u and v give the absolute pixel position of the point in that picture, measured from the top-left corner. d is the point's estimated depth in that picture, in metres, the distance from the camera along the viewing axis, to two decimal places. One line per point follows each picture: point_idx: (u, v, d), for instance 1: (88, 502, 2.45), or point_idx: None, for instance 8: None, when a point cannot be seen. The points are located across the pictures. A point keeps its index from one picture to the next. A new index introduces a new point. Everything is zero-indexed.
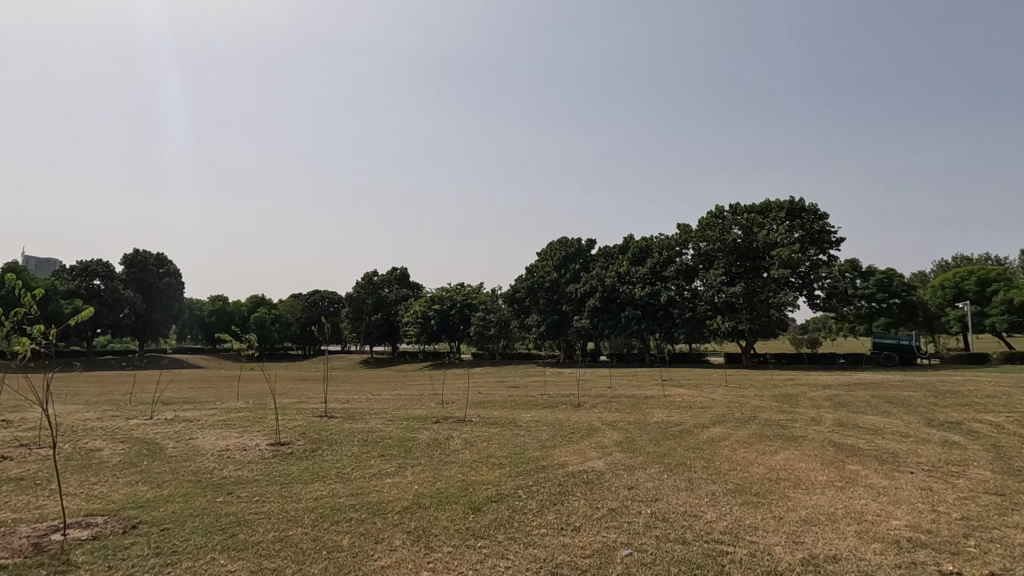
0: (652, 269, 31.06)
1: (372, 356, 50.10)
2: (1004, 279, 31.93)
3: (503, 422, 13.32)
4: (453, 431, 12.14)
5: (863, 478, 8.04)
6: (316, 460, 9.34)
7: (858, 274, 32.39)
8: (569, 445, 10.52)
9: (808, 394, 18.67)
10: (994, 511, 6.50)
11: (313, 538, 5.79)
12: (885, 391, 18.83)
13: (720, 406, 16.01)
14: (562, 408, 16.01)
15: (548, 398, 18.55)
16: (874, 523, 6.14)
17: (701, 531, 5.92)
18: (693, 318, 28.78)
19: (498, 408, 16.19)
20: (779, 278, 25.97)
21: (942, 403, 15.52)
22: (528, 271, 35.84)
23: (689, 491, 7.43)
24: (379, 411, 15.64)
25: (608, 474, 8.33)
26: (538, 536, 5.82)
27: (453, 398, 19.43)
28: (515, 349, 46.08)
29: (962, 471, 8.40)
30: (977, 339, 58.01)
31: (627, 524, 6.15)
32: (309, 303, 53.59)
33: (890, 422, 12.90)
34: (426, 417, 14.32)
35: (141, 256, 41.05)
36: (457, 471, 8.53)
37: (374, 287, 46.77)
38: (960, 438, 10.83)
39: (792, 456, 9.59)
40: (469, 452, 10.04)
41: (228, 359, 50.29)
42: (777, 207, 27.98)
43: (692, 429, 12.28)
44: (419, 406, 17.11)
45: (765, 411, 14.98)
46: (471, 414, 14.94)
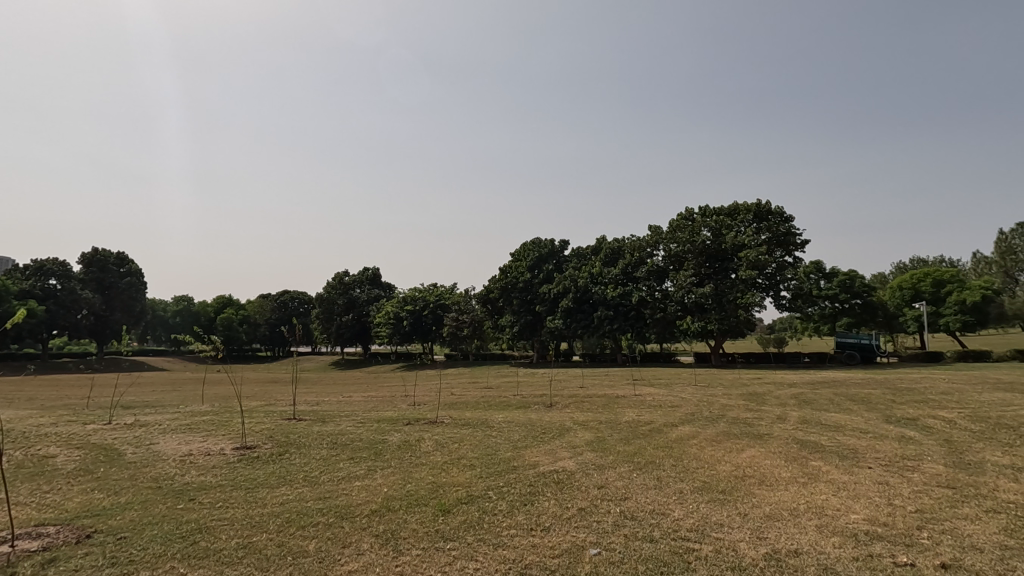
0: (624, 269, 31.33)
1: (343, 358, 49.33)
2: (958, 281, 33.40)
3: (475, 424, 13.20)
4: (424, 432, 11.94)
5: (824, 474, 8.18)
6: (282, 464, 9.05)
7: (822, 274, 33.22)
8: (540, 445, 10.46)
9: (774, 392, 19.10)
10: (945, 504, 6.67)
11: (277, 543, 5.58)
12: (848, 389, 19.38)
13: (689, 405, 16.23)
14: (535, 408, 15.94)
15: (520, 398, 18.53)
16: (834, 518, 6.23)
17: (668, 529, 5.91)
18: (664, 318, 29.13)
19: (470, 410, 16.06)
20: (746, 279, 26.49)
21: (900, 400, 16.04)
22: (501, 271, 35.54)
23: (658, 489, 7.42)
24: (350, 414, 15.38)
25: (579, 474, 8.28)
26: (507, 537, 5.73)
27: (426, 399, 19.19)
28: (488, 350, 45.90)
29: (916, 466, 8.63)
30: (933, 338, 60.30)
31: (597, 523, 6.10)
32: (279, 304, 53.46)
33: (850, 419, 13.25)
34: (397, 419, 14.07)
35: (100, 255, 39.52)
36: (427, 473, 8.37)
37: (345, 286, 45.92)
38: (916, 434, 11.15)
39: (758, 453, 9.70)
40: (439, 453, 9.86)
41: (192, 360, 48.77)
42: (745, 209, 28.51)
43: (662, 428, 12.35)
44: (390, 408, 16.86)
45: (732, 409, 15.25)
46: (443, 415, 14.77)
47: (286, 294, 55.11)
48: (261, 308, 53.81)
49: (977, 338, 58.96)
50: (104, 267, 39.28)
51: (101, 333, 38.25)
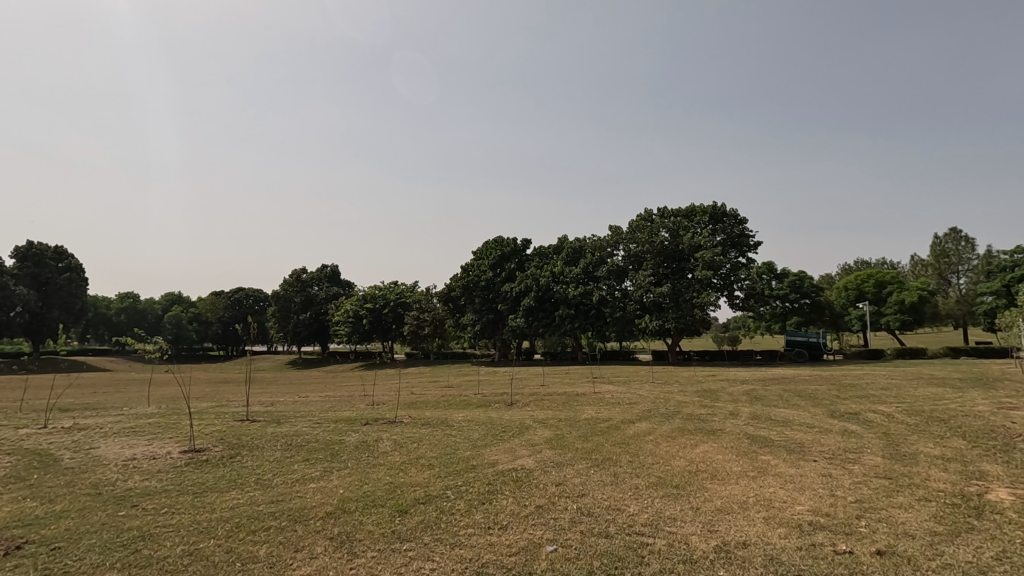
0: (585, 269, 31.65)
1: (299, 357, 47.95)
2: (898, 283, 35.31)
3: (435, 423, 13.02)
4: (383, 432, 11.70)
5: (772, 468, 8.42)
6: (233, 467, 8.66)
7: (774, 275, 34.38)
8: (500, 444, 10.37)
9: (728, 389, 19.65)
10: (882, 493, 6.95)
11: (226, 549, 5.31)
12: (796, 385, 20.15)
13: (646, 402, 16.49)
14: (495, 407, 15.84)
15: (481, 397, 18.40)
16: (780, 509, 6.39)
17: (623, 525, 5.92)
18: (623, 317, 29.54)
19: (430, 409, 15.85)
20: (702, 279, 27.28)
21: (844, 396, 16.75)
22: (464, 269, 35.17)
23: (614, 485, 7.47)
24: (306, 414, 14.91)
25: (537, 472, 8.25)
26: (464, 536, 5.64)
27: (385, 399, 18.84)
28: (449, 349, 45.50)
29: (857, 458, 9.00)
30: (874, 335, 63.41)
31: (554, 520, 6.07)
32: (234, 301, 50.78)
33: (798, 414, 13.73)
34: (355, 418, 13.74)
35: (36, 249, 37.04)
36: (385, 473, 8.18)
37: (303, 284, 44.59)
38: (857, 428, 11.64)
39: (710, 449, 9.91)
40: (397, 453, 9.65)
41: (137, 360, 46.37)
42: (701, 211, 29.42)
43: (619, 424, 12.48)
44: (348, 408, 16.43)
45: (687, 406, 15.59)
46: (402, 415, 14.48)
47: (240, 291, 52.48)
48: (212, 305, 51.33)
49: (913, 335, 62.48)
50: (40, 262, 36.79)
51: (37, 330, 35.99)
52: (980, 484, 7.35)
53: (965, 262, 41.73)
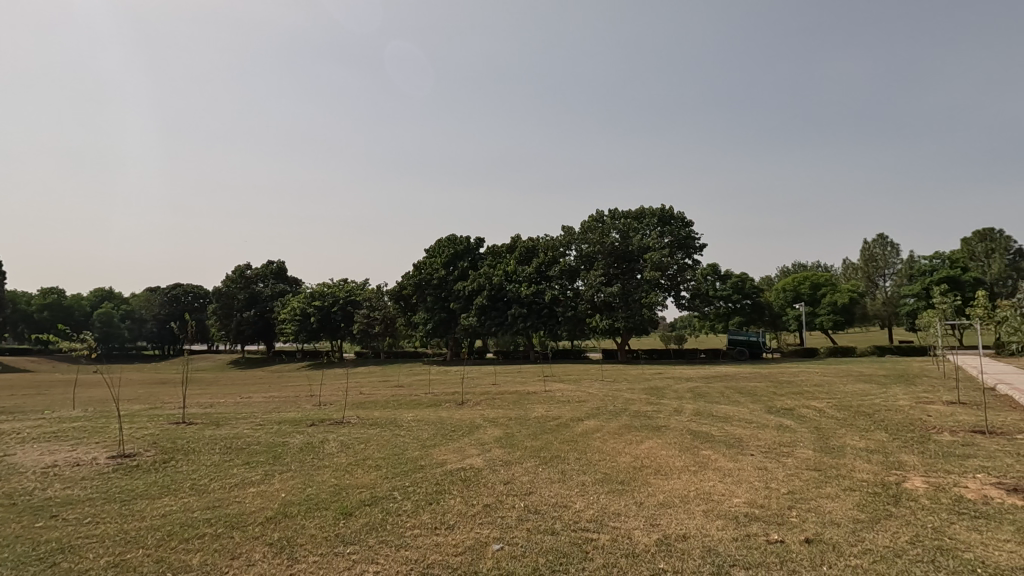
0: (538, 268, 31.74)
1: (241, 357, 45.96)
2: (830, 284, 37.58)
3: (384, 423, 12.70)
4: (330, 433, 11.31)
5: (712, 462, 8.61)
6: (166, 473, 8.09)
7: (719, 277, 34.95)
8: (449, 444, 10.17)
9: (674, 387, 20.14)
10: (812, 484, 7.11)
11: (155, 560, 4.81)
12: (737, 382, 20.89)
13: (596, 400, 16.67)
14: (446, 406, 15.63)
15: (432, 396, 18.11)
16: (719, 502, 6.42)
17: (568, 521, 5.76)
18: (574, 316, 29.85)
19: (379, 409, 15.48)
20: (651, 279, 28.08)
21: (780, 392, 17.50)
22: (416, 267, 34.56)
23: (561, 483, 7.43)
24: (248, 415, 14.27)
25: (486, 471, 8.12)
26: (410, 537, 5.29)
27: (332, 399, 18.27)
28: (399, 347, 44.73)
29: (790, 452, 9.33)
30: (809, 336, 66.94)
31: (501, 519, 5.83)
32: (171, 298, 48.88)
33: (737, 410, 14.21)
34: (300, 419, 13.22)
35: None
36: (331, 475, 7.84)
37: (247, 281, 42.72)
38: (791, 423, 12.13)
39: (655, 444, 10.07)
40: (344, 455, 9.32)
41: (62, 360, 43.20)
42: (650, 214, 30.29)
43: (569, 422, 12.52)
44: (293, 408, 15.88)
45: (634, 403, 15.86)
46: (350, 415, 14.07)
47: (179, 288, 50.01)
48: (148, 301, 48.68)
49: (844, 335, 66.63)
50: None
51: None
52: (898, 473, 7.64)
53: (890, 267, 44.60)
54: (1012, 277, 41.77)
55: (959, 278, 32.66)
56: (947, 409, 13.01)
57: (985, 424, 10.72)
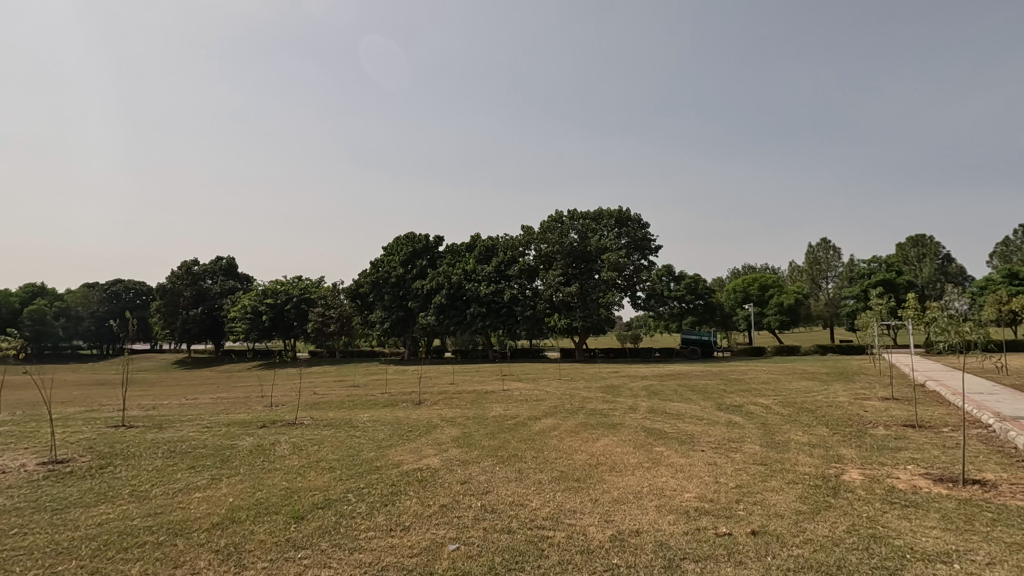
0: (497, 268, 31.67)
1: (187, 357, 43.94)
2: (778, 286, 39.15)
3: (338, 424, 12.37)
4: (282, 435, 10.93)
5: (664, 459, 8.79)
6: (103, 479, 7.62)
7: (673, 277, 36.04)
8: (405, 444, 10.02)
9: (629, 385, 20.51)
10: (758, 478, 7.35)
11: (89, 572, 4.50)
12: (690, 380, 21.46)
13: (553, 398, 16.77)
14: (402, 406, 15.38)
15: (389, 396, 17.79)
16: (670, 497, 6.55)
17: (525, 519, 5.74)
18: (533, 316, 29.93)
19: (334, 409, 15.07)
20: (608, 280, 28.54)
21: (730, 390, 18.09)
22: (373, 265, 33.90)
23: (518, 481, 7.42)
24: (194, 417, 13.60)
25: (443, 471, 8.02)
26: (364, 539, 5.15)
27: (284, 399, 17.70)
28: (355, 347, 43.75)
29: (739, 447, 9.64)
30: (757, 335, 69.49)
31: (457, 519, 5.77)
32: (110, 294, 46.33)
33: (690, 407, 14.59)
34: (250, 421, 12.72)
35: None
36: (282, 479, 7.58)
37: (194, 277, 40.87)
38: (740, 419, 12.54)
39: (610, 442, 10.21)
40: (297, 457, 9.02)
41: None
42: (608, 215, 30.77)
43: (526, 421, 12.55)
44: (243, 410, 15.28)
45: (591, 401, 16.04)
46: (303, 416, 13.64)
47: (119, 283, 47.47)
48: (85, 297, 46.01)
49: (789, 335, 69.64)
50: None
51: None
52: (837, 466, 8.00)
53: (832, 269, 46.90)
54: (940, 281, 44.59)
55: (893, 281, 34.61)
56: (882, 405, 13.75)
57: (915, 418, 11.37)
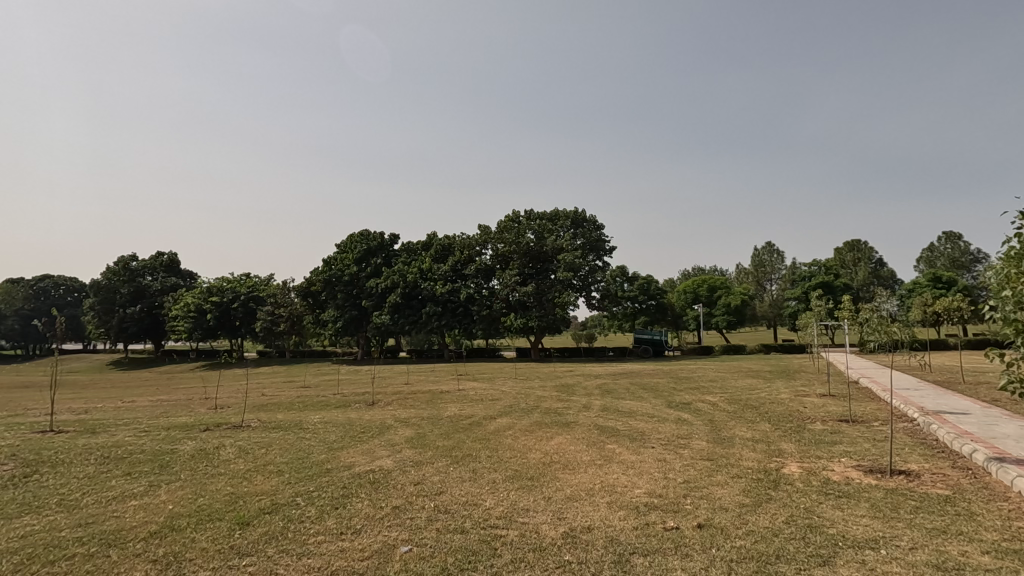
0: (453, 267, 31.53)
1: (123, 358, 41.66)
2: (725, 287, 40.69)
3: (287, 426, 12.07)
4: (226, 438, 10.58)
5: (617, 456, 9.03)
6: (28, 489, 7.19)
7: (626, 278, 36.88)
8: (357, 445, 9.90)
9: (583, 383, 20.91)
10: (705, 473, 7.67)
11: None
12: (641, 379, 22.05)
13: (508, 398, 16.88)
14: (354, 407, 15.14)
15: (340, 397, 17.47)
16: (621, 494, 6.74)
17: (478, 519, 5.78)
18: (489, 315, 29.88)
19: (283, 411, 14.68)
20: (563, 280, 28.97)
21: (680, 388, 18.70)
22: (325, 263, 33.15)
23: (472, 481, 7.47)
24: (131, 421, 12.97)
25: (395, 472, 7.98)
26: (313, 544, 5.06)
27: (230, 401, 17.11)
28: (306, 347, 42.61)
29: (687, 443, 10.01)
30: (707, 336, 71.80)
31: (410, 520, 5.75)
32: (37, 291, 43.83)
33: (641, 405, 15.00)
34: (192, 424, 12.25)
35: None
36: (226, 484, 7.34)
37: (132, 274, 38.86)
38: (688, 416, 13.01)
39: (564, 440, 10.40)
40: (242, 461, 8.77)
41: None
42: (564, 216, 31.23)
43: (481, 421, 12.60)
44: (184, 412, 14.66)
45: (546, 400, 16.26)
46: (250, 419, 13.22)
47: (47, 279, 45.18)
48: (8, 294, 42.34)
49: (736, 335, 72.38)
50: None
51: None
52: (778, 460, 8.44)
53: (776, 272, 49.22)
54: (873, 284, 47.47)
55: (831, 283, 36.62)
56: (820, 401, 14.54)
57: (849, 414, 12.09)
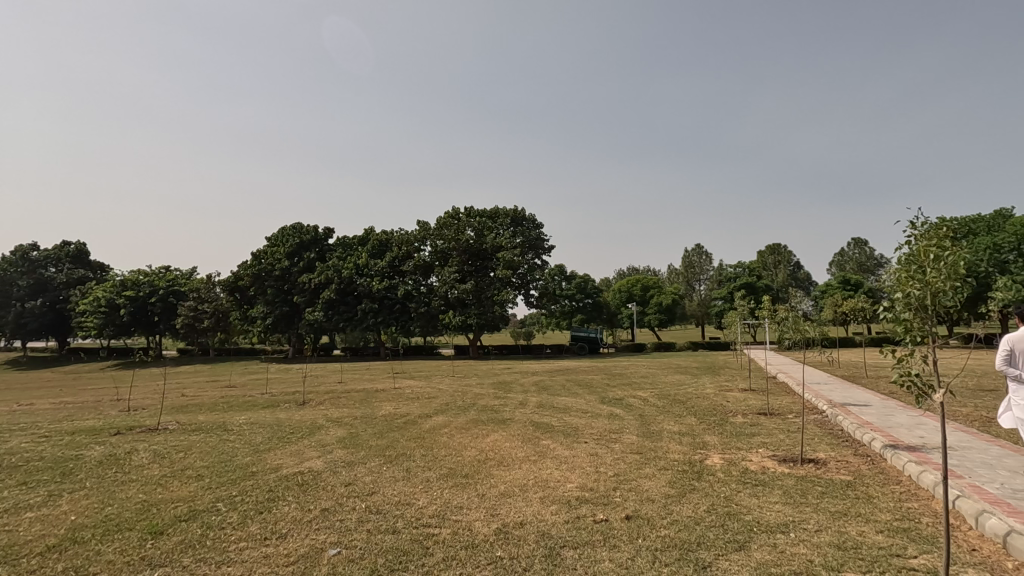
0: (391, 263, 30.75)
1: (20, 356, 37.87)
2: (657, 287, 42.23)
3: (209, 428, 11.32)
4: (140, 442, 9.77)
5: (550, 451, 9.06)
6: None
7: (564, 277, 37.48)
8: (285, 447, 9.39)
9: (520, 380, 21.03)
10: (634, 467, 7.80)
11: None
12: (577, 375, 22.44)
13: (445, 395, 16.67)
14: (284, 407, 14.46)
15: (268, 396, 16.64)
16: (554, 488, 6.63)
17: (411, 518, 5.37)
18: (428, 312, 29.27)
19: (205, 412, 13.80)
20: (502, 278, 29.01)
21: (613, 383, 19.19)
22: (254, 256, 31.47)
23: (406, 480, 7.04)
24: (28, 426, 11.74)
25: (326, 473, 7.47)
26: (234, 551, 4.58)
27: (146, 402, 15.88)
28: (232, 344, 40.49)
29: (618, 437, 10.22)
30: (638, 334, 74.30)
31: (339, 522, 5.28)
32: None
33: (576, 401, 15.23)
34: (101, 428, 11.25)
35: None
36: (138, 492, 6.67)
37: (33, 264, 35.38)
38: (620, 412, 13.33)
39: (500, 437, 10.34)
40: (157, 466, 8.09)
41: None
42: (504, 214, 31.33)
43: (416, 419, 12.32)
44: (92, 415, 13.45)
45: (483, 397, 16.18)
46: (167, 421, 12.29)
47: None
48: None
49: (666, 332, 75.51)
50: None
51: None
52: (702, 452, 8.75)
53: (704, 272, 51.67)
54: (790, 286, 50.76)
55: (754, 284, 38.70)
56: (741, 395, 15.32)
57: (767, 407, 12.78)
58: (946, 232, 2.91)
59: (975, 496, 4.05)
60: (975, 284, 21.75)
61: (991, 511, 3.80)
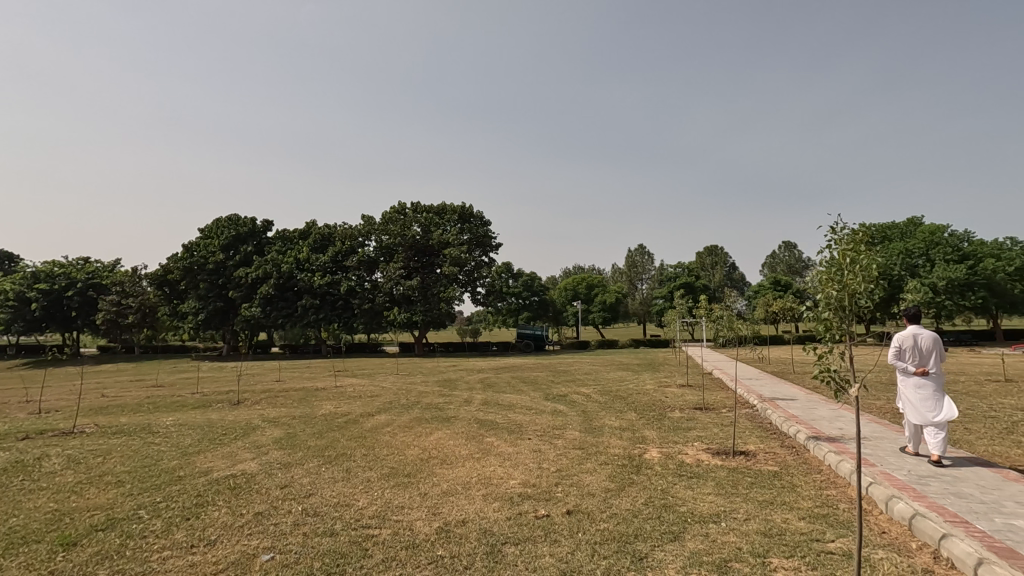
0: (333, 258, 29.52)
1: None
2: (602, 286, 42.90)
3: (131, 430, 10.29)
4: (51, 447, 8.71)
5: (493, 448, 8.78)
6: None
7: (511, 275, 37.42)
8: (216, 449, 8.61)
9: (465, 378, 20.62)
10: (576, 462, 7.64)
11: None
12: (522, 372, 22.28)
13: (389, 394, 16.06)
14: (215, 408, 13.45)
15: (200, 396, 15.47)
16: (497, 486, 6.32)
17: (349, 520, 4.89)
18: (371, 309, 28.28)
19: (126, 413, 12.61)
20: (448, 275, 28.59)
21: (558, 380, 19.15)
22: (185, 248, 29.37)
23: (345, 481, 6.54)
24: None
25: (261, 476, 6.84)
26: (157, 562, 3.89)
27: (58, 404, 14.36)
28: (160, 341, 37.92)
29: (562, 433, 10.08)
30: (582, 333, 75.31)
31: (273, 526, 4.69)
32: None
33: (521, 398, 15.04)
34: (5, 433, 9.98)
35: None
36: (49, 500, 5.79)
37: None
38: (564, 408, 13.24)
39: (443, 435, 9.96)
40: (72, 471, 7.15)
41: None
42: (451, 210, 30.83)
43: (357, 419, 11.73)
44: None
45: (427, 396, 15.71)
46: (82, 424, 11.07)
47: None
48: None
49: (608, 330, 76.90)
50: None
51: None
52: (641, 446, 8.72)
53: (646, 272, 52.90)
54: (725, 286, 52.83)
55: (693, 284, 39.94)
56: (679, 391, 15.63)
57: (704, 402, 13.05)
58: (862, 237, 2.86)
59: (883, 480, 4.04)
60: (889, 286, 23.27)
61: (899, 495, 3.77)
